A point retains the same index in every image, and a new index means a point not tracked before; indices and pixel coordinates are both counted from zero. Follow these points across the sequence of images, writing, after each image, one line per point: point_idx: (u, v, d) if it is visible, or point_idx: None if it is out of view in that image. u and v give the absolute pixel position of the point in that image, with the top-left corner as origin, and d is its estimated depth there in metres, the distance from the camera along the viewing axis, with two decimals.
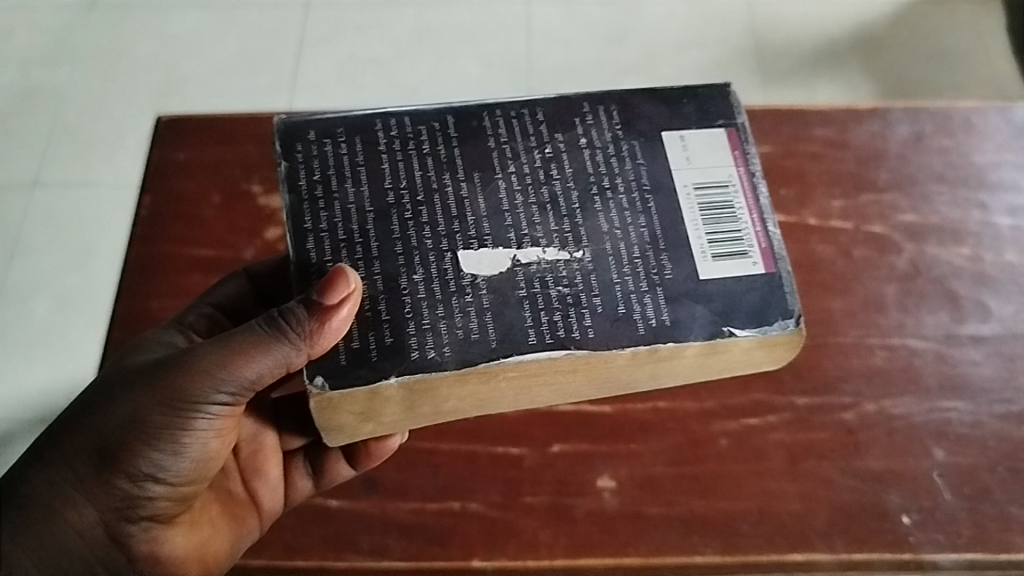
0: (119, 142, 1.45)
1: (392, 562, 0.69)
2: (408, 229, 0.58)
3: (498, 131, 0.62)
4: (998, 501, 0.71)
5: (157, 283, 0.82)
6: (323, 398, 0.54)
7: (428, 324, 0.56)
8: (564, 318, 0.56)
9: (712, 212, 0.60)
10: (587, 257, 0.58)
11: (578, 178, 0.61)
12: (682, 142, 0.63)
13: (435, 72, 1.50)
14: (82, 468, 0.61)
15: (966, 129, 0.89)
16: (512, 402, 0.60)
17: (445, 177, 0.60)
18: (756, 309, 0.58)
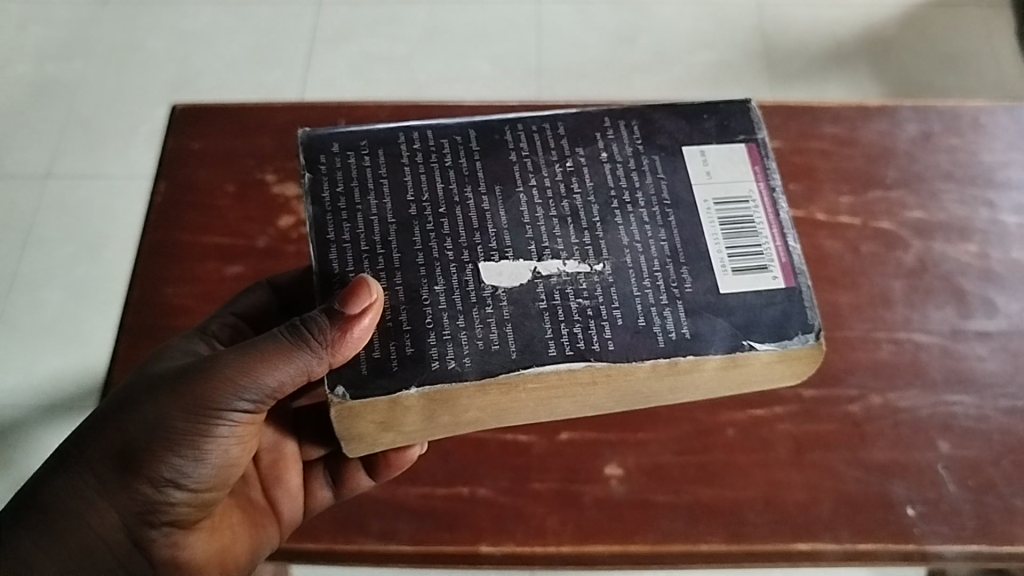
0: (131, 134, 1.46)
1: (401, 545, 0.70)
2: (430, 241, 0.59)
3: (520, 145, 0.63)
4: (1003, 494, 0.72)
5: (171, 269, 0.83)
6: (344, 407, 0.55)
7: (449, 335, 0.56)
8: (584, 330, 0.56)
9: (733, 227, 0.60)
10: (608, 269, 0.58)
11: (599, 192, 0.61)
12: (703, 157, 0.63)
13: (445, 69, 1.51)
14: (106, 473, 0.62)
15: (974, 128, 0.90)
16: (534, 415, 0.59)
17: (467, 191, 0.60)
18: (776, 322, 0.58)
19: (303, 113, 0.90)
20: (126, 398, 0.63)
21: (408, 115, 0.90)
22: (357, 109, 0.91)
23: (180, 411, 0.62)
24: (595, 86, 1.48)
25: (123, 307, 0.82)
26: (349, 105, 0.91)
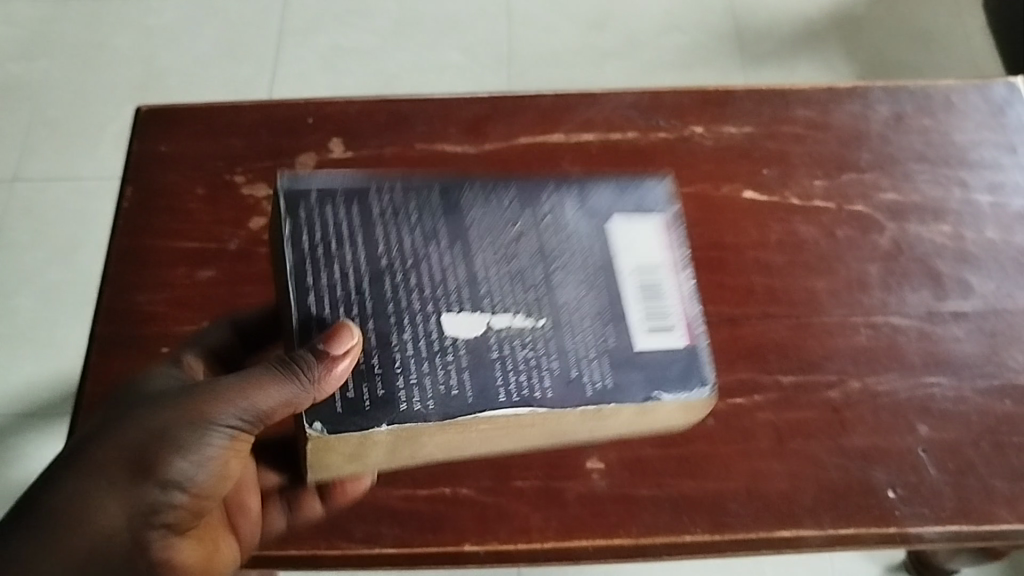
0: (99, 135, 1.44)
1: (384, 549, 0.70)
2: (401, 293, 0.58)
3: (477, 210, 0.63)
4: (982, 474, 0.72)
5: (142, 276, 0.82)
6: (321, 440, 0.54)
7: (415, 379, 0.56)
8: (528, 378, 0.57)
9: (649, 287, 0.62)
10: (547, 325, 0.59)
11: (542, 255, 0.62)
12: (623, 228, 0.64)
13: (417, 60, 1.49)
14: (104, 488, 0.56)
15: (946, 108, 0.89)
16: (471, 448, 0.61)
17: (431, 247, 0.60)
18: (683, 371, 0.60)
19: (270, 113, 0.89)
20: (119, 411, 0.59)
21: (377, 112, 0.89)
22: (325, 106, 0.89)
23: (172, 428, 0.56)
24: (567, 73, 1.48)
25: (94, 316, 0.80)
26: (317, 102, 0.90)
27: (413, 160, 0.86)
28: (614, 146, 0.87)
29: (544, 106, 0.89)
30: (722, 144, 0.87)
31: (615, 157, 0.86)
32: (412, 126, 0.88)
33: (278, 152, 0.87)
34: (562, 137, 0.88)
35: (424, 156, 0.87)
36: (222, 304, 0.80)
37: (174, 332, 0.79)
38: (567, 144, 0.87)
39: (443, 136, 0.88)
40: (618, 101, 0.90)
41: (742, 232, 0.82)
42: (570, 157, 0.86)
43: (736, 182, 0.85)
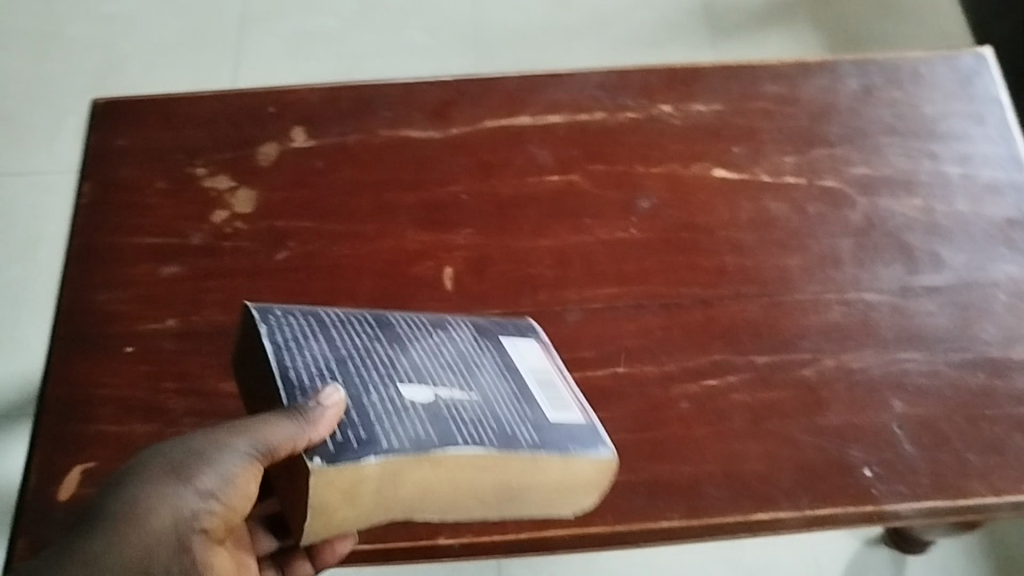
0: (58, 127, 1.41)
1: (358, 546, 0.68)
2: (361, 368, 0.61)
3: (400, 322, 0.69)
4: (957, 449, 0.72)
5: (104, 274, 0.80)
6: (320, 475, 0.54)
7: (389, 427, 0.57)
8: (476, 431, 0.60)
9: (545, 381, 0.69)
10: (478, 398, 0.64)
11: (461, 355, 0.67)
12: (517, 342, 0.72)
13: (383, 42, 1.47)
14: (143, 492, 0.53)
15: (914, 80, 0.89)
16: (439, 496, 0.61)
17: (377, 341, 0.64)
18: (588, 434, 0.65)
19: (230, 103, 0.87)
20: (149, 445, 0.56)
21: (339, 99, 0.87)
22: (286, 94, 0.88)
23: (201, 450, 0.54)
24: (534, 52, 1.46)
25: (55, 317, 0.78)
26: (278, 91, 0.88)
27: (377, 148, 0.85)
28: (581, 127, 0.86)
29: (509, 88, 0.88)
30: (691, 122, 0.86)
31: (583, 138, 0.85)
32: (375, 113, 0.87)
33: (240, 143, 0.85)
34: (529, 119, 0.86)
35: (389, 143, 0.85)
36: (186, 300, 0.78)
37: (137, 331, 0.77)
38: (534, 127, 0.86)
39: (407, 122, 0.86)
40: (585, 81, 0.88)
41: (713, 212, 0.82)
42: (537, 139, 0.85)
43: (706, 161, 0.84)
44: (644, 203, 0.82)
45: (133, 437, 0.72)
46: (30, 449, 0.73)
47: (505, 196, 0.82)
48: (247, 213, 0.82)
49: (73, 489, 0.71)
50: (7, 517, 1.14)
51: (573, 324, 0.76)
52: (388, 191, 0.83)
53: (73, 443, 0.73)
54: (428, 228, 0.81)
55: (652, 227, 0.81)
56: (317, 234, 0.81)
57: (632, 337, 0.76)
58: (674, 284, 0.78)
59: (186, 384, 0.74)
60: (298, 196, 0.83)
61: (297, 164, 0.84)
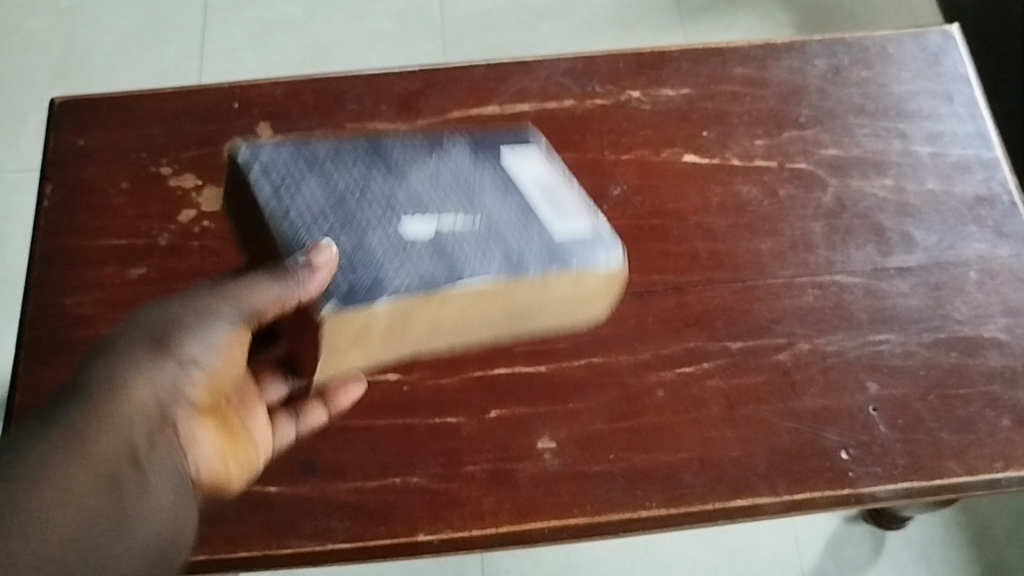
0: (20, 124, 1.37)
1: (336, 544, 0.68)
2: (362, 204, 0.64)
3: (397, 146, 0.69)
4: (931, 429, 0.72)
5: (69, 278, 0.79)
6: (332, 322, 0.59)
7: (394, 262, 0.61)
8: (480, 255, 0.63)
9: (549, 192, 0.68)
10: (478, 220, 0.65)
11: (461, 177, 0.68)
12: (509, 148, 0.71)
13: (349, 29, 1.45)
14: (128, 359, 0.55)
15: (882, 58, 0.88)
16: (451, 331, 0.66)
17: (375, 173, 0.67)
18: (597, 235, 0.66)
19: (193, 99, 0.86)
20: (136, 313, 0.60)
21: (304, 92, 0.86)
22: (250, 89, 0.86)
23: (175, 317, 0.57)
24: (503, 37, 1.45)
25: (20, 323, 0.77)
26: (241, 85, 0.86)
27: (345, 141, 0.84)
28: (551, 115, 0.85)
29: (476, 77, 0.87)
30: (660, 107, 0.85)
31: (552, 126, 0.84)
32: (341, 105, 0.85)
33: (204, 140, 0.84)
34: (497, 108, 0.85)
35: (356, 136, 0.84)
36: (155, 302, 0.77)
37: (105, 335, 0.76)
38: (502, 116, 0.85)
39: (374, 114, 0.85)
40: (552, 68, 0.87)
41: (684, 197, 0.81)
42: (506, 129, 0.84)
43: (676, 146, 0.84)
44: (615, 189, 0.81)
45: None
46: None
47: None
48: (215, 211, 0.81)
49: None
50: None
51: None
52: None
53: None
54: None
55: (622, 214, 0.80)
56: None
57: (606, 326, 0.76)
58: (647, 271, 0.78)
59: None
60: None
61: None
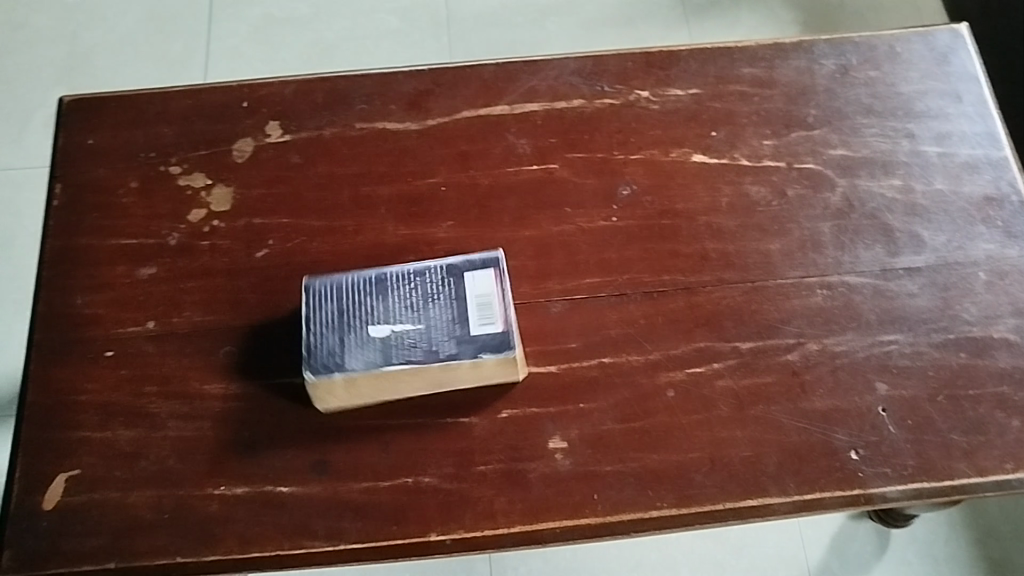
0: (24, 121, 1.37)
1: (349, 544, 0.69)
2: (320, 334, 0.69)
3: (354, 280, 0.72)
4: (940, 429, 0.73)
5: (79, 278, 0.79)
6: (316, 386, 0.69)
7: (340, 357, 0.69)
8: (403, 356, 0.69)
9: (485, 302, 0.70)
10: (409, 330, 0.69)
11: (401, 290, 0.71)
12: (456, 267, 0.72)
13: (354, 26, 1.45)
14: (160, 392, 0.74)
15: (890, 58, 0.88)
16: (403, 387, 0.71)
17: (331, 303, 0.71)
18: (502, 339, 0.69)
19: (202, 98, 0.86)
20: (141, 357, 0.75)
21: (313, 91, 0.86)
22: (259, 88, 0.86)
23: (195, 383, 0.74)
24: (507, 35, 1.45)
25: (31, 324, 0.77)
26: (250, 84, 0.86)
27: (354, 141, 0.84)
28: (559, 115, 0.85)
29: (485, 77, 0.87)
30: (669, 107, 0.86)
31: (561, 126, 0.85)
32: (351, 105, 0.85)
33: (213, 139, 0.84)
34: (507, 108, 0.85)
35: (365, 136, 0.84)
36: (165, 301, 0.77)
37: (116, 334, 0.76)
38: (512, 115, 0.85)
39: (383, 113, 0.85)
40: (561, 68, 0.87)
41: (693, 197, 0.81)
42: (515, 128, 0.84)
43: (685, 146, 0.84)
44: (624, 190, 0.82)
45: (117, 442, 0.72)
46: (12, 457, 0.72)
47: (484, 187, 0.82)
48: (225, 211, 0.81)
49: (59, 497, 0.70)
50: None
51: (557, 316, 0.76)
52: (367, 184, 0.82)
53: (57, 450, 0.72)
54: (408, 221, 0.80)
55: (633, 214, 0.81)
56: (296, 231, 0.80)
57: (616, 327, 0.76)
58: (657, 271, 0.78)
59: (168, 387, 0.74)
60: (275, 192, 0.82)
61: (273, 159, 0.83)
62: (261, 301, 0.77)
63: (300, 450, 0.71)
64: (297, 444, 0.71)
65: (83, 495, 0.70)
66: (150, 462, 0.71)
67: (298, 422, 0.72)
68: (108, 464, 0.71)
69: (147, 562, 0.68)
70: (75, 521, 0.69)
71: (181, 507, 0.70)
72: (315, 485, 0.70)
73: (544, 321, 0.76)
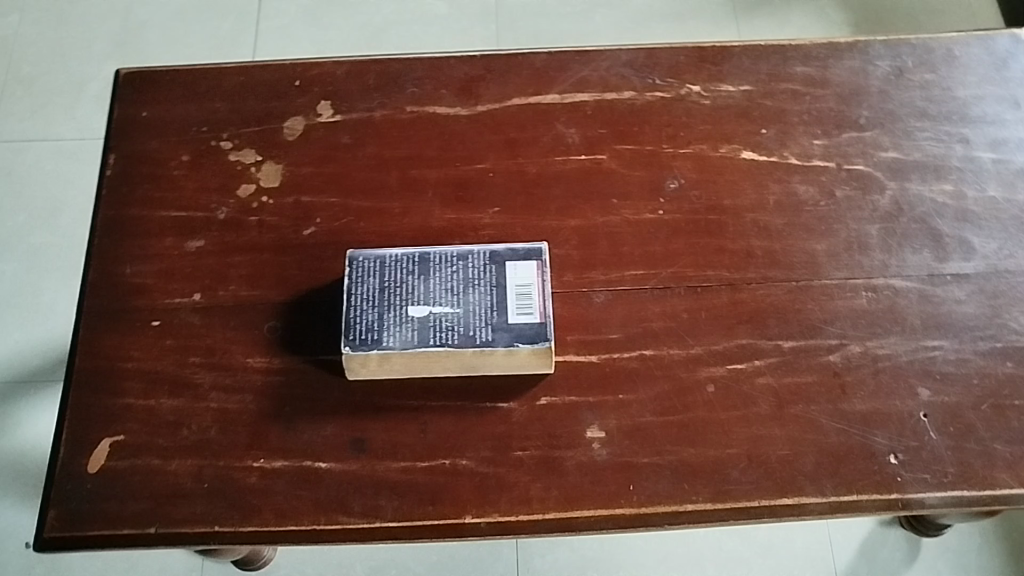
0: (77, 94, 1.39)
1: (384, 522, 0.69)
2: (361, 307, 0.71)
3: (397, 257, 0.73)
4: (983, 438, 0.72)
5: (129, 247, 0.80)
6: (351, 360, 0.70)
7: (380, 332, 0.70)
8: (440, 337, 0.70)
9: (524, 292, 0.71)
10: (448, 310, 0.71)
11: (443, 271, 0.72)
12: (499, 252, 0.73)
13: (403, 11, 1.46)
14: (203, 364, 0.75)
15: (948, 62, 0.87)
16: (436, 368, 0.72)
17: (374, 281, 0.72)
18: (538, 331, 0.70)
19: (255, 75, 0.87)
20: (189, 329, 0.76)
21: (365, 72, 0.87)
22: (312, 67, 0.87)
23: (236, 357, 0.75)
24: (556, 25, 1.45)
25: (81, 290, 0.79)
26: (303, 63, 0.87)
27: (404, 123, 0.84)
28: (610, 106, 0.85)
29: (537, 65, 0.87)
30: (720, 102, 0.85)
31: (611, 117, 0.84)
32: (402, 88, 0.86)
33: (265, 116, 0.85)
34: (557, 97, 0.85)
35: (415, 119, 0.85)
36: (213, 274, 0.78)
37: (163, 304, 0.77)
38: (562, 105, 0.85)
39: (434, 97, 0.86)
40: (613, 59, 0.87)
41: (740, 194, 0.81)
42: (565, 117, 0.84)
43: (735, 142, 0.83)
44: (672, 183, 0.82)
45: (161, 410, 0.73)
46: (58, 420, 0.74)
47: (531, 175, 0.82)
48: (274, 187, 0.82)
49: (102, 461, 0.72)
50: (34, 484, 1.13)
51: (599, 306, 0.76)
52: (415, 167, 0.82)
53: (102, 414, 0.73)
54: (455, 205, 0.80)
55: (680, 208, 0.81)
56: (343, 210, 0.80)
57: (658, 320, 0.76)
58: (701, 266, 0.78)
59: (212, 359, 0.75)
60: (324, 171, 0.82)
61: (324, 139, 0.84)
62: (307, 277, 0.78)
63: (340, 427, 0.72)
64: (337, 420, 0.72)
65: (126, 460, 0.71)
66: (192, 432, 0.72)
67: (339, 399, 0.73)
68: (151, 431, 0.72)
69: (187, 529, 0.69)
70: (117, 485, 0.71)
71: (218, 478, 0.71)
72: (348, 462, 0.71)
73: (586, 310, 0.76)
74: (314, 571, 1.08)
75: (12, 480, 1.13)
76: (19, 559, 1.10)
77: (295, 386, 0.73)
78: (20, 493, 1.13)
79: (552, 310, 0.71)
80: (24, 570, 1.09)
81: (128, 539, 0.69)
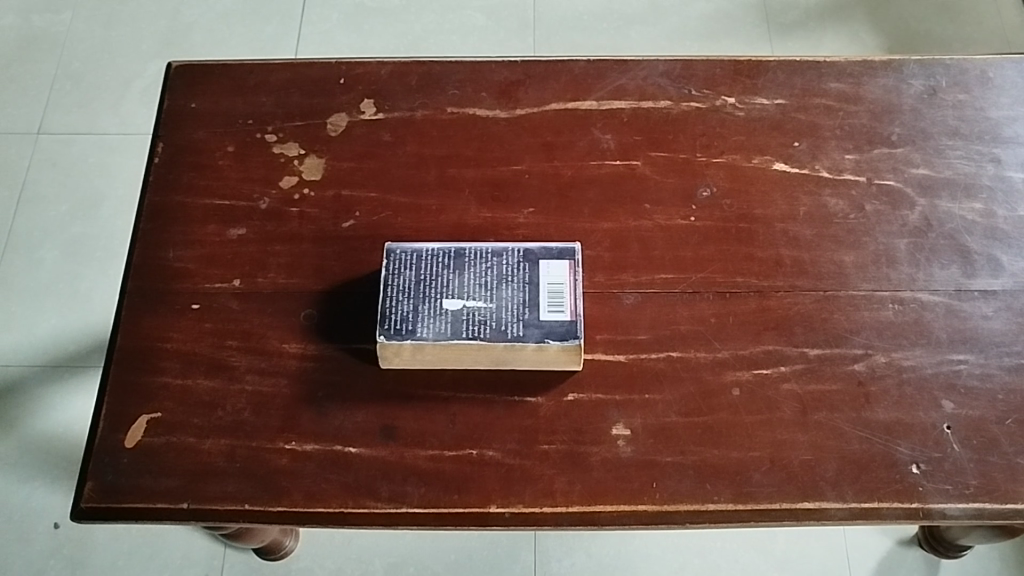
0: (124, 90, 1.43)
1: (410, 508, 0.71)
2: (397, 297, 0.73)
3: (435, 251, 0.75)
4: (1006, 453, 0.72)
5: (172, 232, 0.82)
6: (385, 348, 0.72)
7: (414, 322, 0.72)
8: (472, 330, 0.72)
9: (556, 290, 0.73)
10: (481, 304, 0.72)
11: (478, 267, 0.74)
12: (534, 251, 0.75)
13: (443, 21, 1.48)
14: (241, 348, 0.76)
15: (982, 83, 0.88)
16: (468, 360, 0.73)
17: (411, 273, 0.74)
18: (567, 329, 0.71)
19: (301, 72, 0.89)
20: (229, 314, 0.78)
21: (408, 73, 0.89)
22: (356, 66, 0.89)
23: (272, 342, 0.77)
24: (591, 40, 1.47)
25: (124, 273, 0.81)
26: (348, 62, 0.89)
27: (444, 124, 0.86)
28: (646, 114, 0.87)
29: (575, 72, 0.89)
30: (754, 115, 0.87)
31: (646, 125, 0.86)
32: (443, 90, 0.88)
33: (309, 112, 0.87)
34: (594, 103, 0.87)
35: (455, 120, 0.87)
36: (252, 262, 0.80)
37: (203, 289, 0.79)
38: (598, 111, 0.87)
39: (474, 100, 0.88)
40: (650, 68, 0.89)
41: (771, 204, 0.82)
42: (601, 124, 0.86)
43: (768, 154, 0.85)
44: (704, 191, 0.83)
45: (197, 390, 0.75)
46: (97, 397, 0.76)
47: (566, 177, 0.84)
48: (315, 180, 0.84)
49: (139, 437, 0.74)
50: (66, 467, 1.16)
51: (629, 307, 0.78)
52: (452, 167, 0.84)
53: (141, 392, 0.75)
54: (490, 204, 0.82)
55: (711, 215, 0.82)
56: (382, 205, 0.83)
57: (686, 322, 0.77)
58: (730, 273, 0.79)
59: (249, 343, 0.77)
60: (365, 166, 0.84)
61: (365, 136, 0.86)
62: (344, 268, 0.80)
63: (370, 414, 0.74)
64: (368, 408, 0.74)
65: (162, 438, 0.73)
66: (226, 413, 0.74)
67: (371, 387, 0.75)
68: (187, 411, 0.74)
69: (218, 507, 0.71)
70: (152, 461, 0.73)
71: (249, 458, 0.72)
72: (377, 447, 0.73)
73: (614, 311, 0.78)
74: (333, 564, 1.10)
75: (45, 461, 1.16)
76: (48, 538, 1.12)
77: (329, 373, 0.75)
78: (51, 475, 1.15)
79: (582, 309, 0.73)
80: (51, 550, 1.11)
81: (160, 514, 0.71)
